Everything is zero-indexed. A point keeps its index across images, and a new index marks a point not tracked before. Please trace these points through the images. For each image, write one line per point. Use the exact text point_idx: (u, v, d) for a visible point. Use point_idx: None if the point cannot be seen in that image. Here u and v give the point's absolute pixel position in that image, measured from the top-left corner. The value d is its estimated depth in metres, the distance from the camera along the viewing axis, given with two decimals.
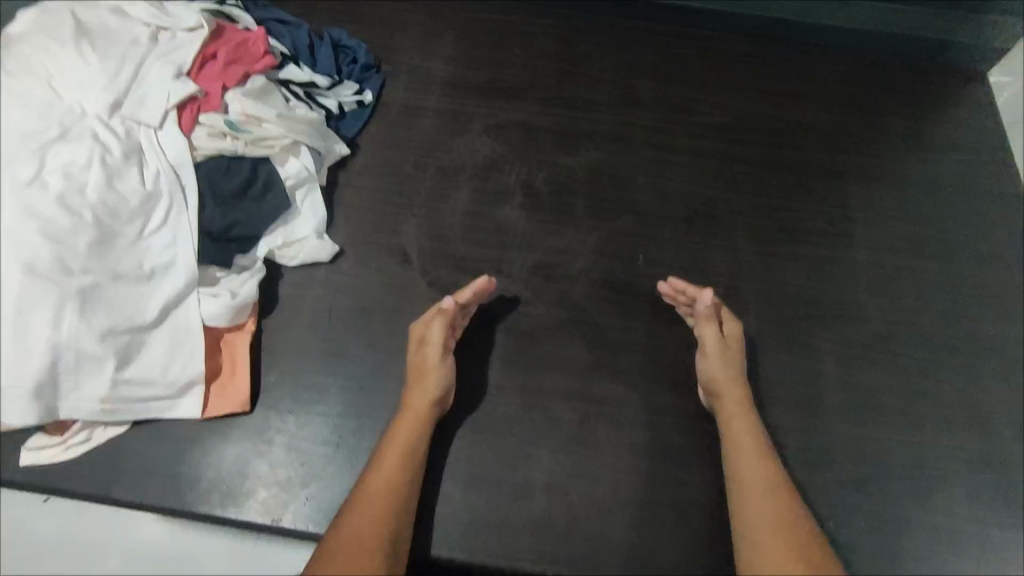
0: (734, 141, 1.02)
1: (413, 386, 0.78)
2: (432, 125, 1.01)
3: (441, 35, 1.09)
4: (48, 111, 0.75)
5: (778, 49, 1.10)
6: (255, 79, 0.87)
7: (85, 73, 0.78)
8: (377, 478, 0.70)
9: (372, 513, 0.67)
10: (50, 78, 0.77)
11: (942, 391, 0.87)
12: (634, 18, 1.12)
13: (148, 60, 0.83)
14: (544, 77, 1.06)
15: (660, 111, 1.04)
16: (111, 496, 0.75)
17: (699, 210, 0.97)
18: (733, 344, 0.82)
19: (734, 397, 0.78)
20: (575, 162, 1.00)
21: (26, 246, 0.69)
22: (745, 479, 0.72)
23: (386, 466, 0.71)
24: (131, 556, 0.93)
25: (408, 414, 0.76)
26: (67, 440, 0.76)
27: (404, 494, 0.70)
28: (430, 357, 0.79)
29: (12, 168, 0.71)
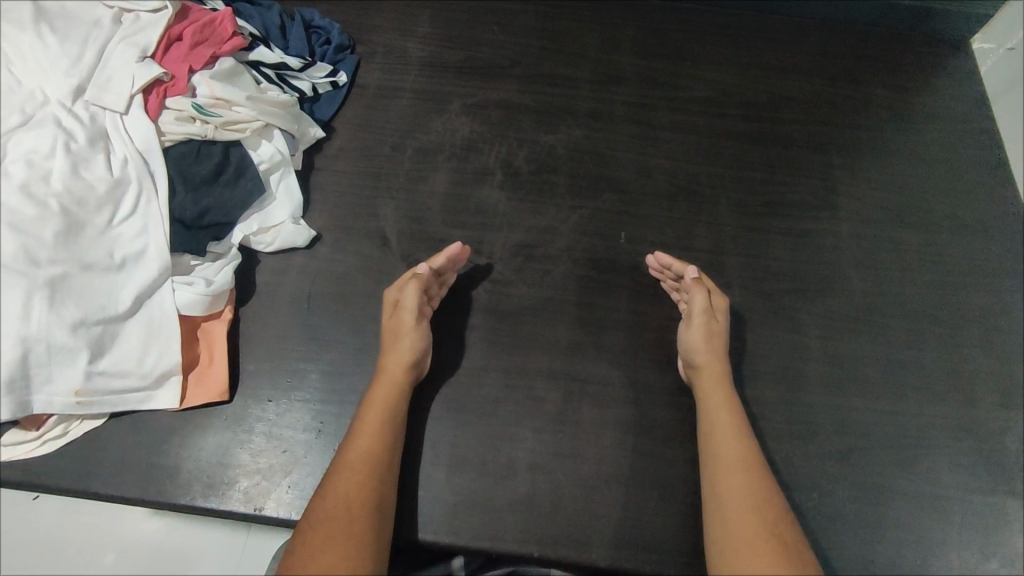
0: (716, 115, 1.01)
1: (390, 347, 0.77)
2: (409, 106, 0.99)
3: (417, 13, 1.06)
4: (9, 98, 0.74)
5: (759, 21, 1.08)
6: (222, 61, 0.84)
7: (45, 57, 0.76)
8: (358, 445, 0.70)
9: (354, 481, 0.67)
10: (9, 63, 0.76)
11: (926, 361, 0.87)
12: None
13: (111, 43, 0.80)
14: (524, 54, 1.04)
15: (641, 86, 1.03)
16: (91, 490, 0.74)
17: (681, 185, 0.96)
18: (719, 317, 0.81)
19: (712, 361, 0.78)
20: (556, 140, 0.98)
21: None
22: (717, 445, 0.73)
23: (366, 433, 0.71)
24: (121, 552, 0.95)
25: (385, 382, 0.75)
26: (43, 435, 0.74)
27: (386, 459, 0.70)
28: (407, 320, 0.78)
29: None
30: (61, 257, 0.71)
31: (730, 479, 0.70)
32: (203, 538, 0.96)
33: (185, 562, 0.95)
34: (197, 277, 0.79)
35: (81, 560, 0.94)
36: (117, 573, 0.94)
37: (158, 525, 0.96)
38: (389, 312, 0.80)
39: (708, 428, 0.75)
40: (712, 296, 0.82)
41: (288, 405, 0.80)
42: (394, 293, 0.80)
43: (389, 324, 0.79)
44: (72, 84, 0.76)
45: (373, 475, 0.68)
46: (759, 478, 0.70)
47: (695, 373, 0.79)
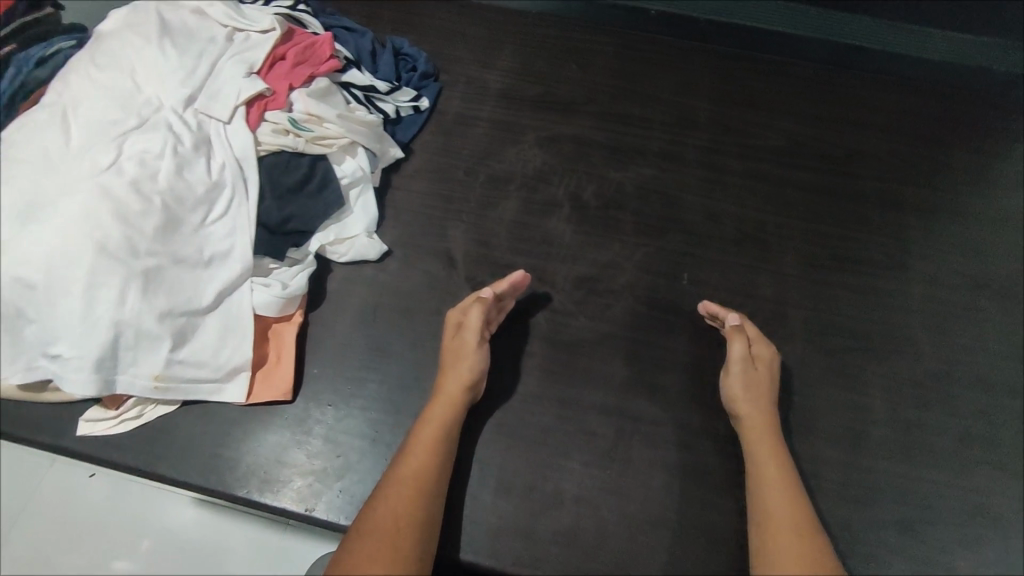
0: (789, 165, 1.01)
1: (450, 367, 0.79)
2: (485, 134, 1.04)
3: (499, 49, 1.12)
4: (129, 103, 0.81)
5: (841, 76, 1.08)
6: (319, 80, 0.90)
7: (165, 69, 0.84)
8: (411, 460, 0.71)
9: (404, 496, 0.68)
10: (133, 72, 0.83)
11: (998, 436, 0.83)
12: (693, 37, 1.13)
13: (222, 59, 0.88)
14: (599, 93, 1.08)
15: (712, 132, 1.04)
16: (157, 473, 0.78)
17: (748, 232, 0.96)
18: (762, 367, 0.80)
19: (760, 412, 0.77)
20: (624, 177, 1.00)
21: (100, 226, 0.73)
22: (768, 503, 0.71)
23: (420, 449, 0.72)
24: (157, 537, 0.99)
25: (441, 400, 0.77)
26: (120, 415, 0.79)
27: (437, 477, 0.71)
28: (469, 342, 0.80)
29: (95, 155, 0.76)
30: (159, 250, 0.77)
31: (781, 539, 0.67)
32: (235, 531, 0.99)
33: (216, 558, 0.98)
34: (273, 279, 0.84)
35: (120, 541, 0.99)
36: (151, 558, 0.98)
37: (194, 514, 1.00)
38: (450, 334, 0.81)
39: (756, 482, 0.73)
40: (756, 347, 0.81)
41: (345, 411, 0.82)
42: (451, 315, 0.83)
43: (451, 346, 0.80)
44: (185, 93, 0.83)
45: (422, 491, 0.69)
46: (813, 541, 0.67)
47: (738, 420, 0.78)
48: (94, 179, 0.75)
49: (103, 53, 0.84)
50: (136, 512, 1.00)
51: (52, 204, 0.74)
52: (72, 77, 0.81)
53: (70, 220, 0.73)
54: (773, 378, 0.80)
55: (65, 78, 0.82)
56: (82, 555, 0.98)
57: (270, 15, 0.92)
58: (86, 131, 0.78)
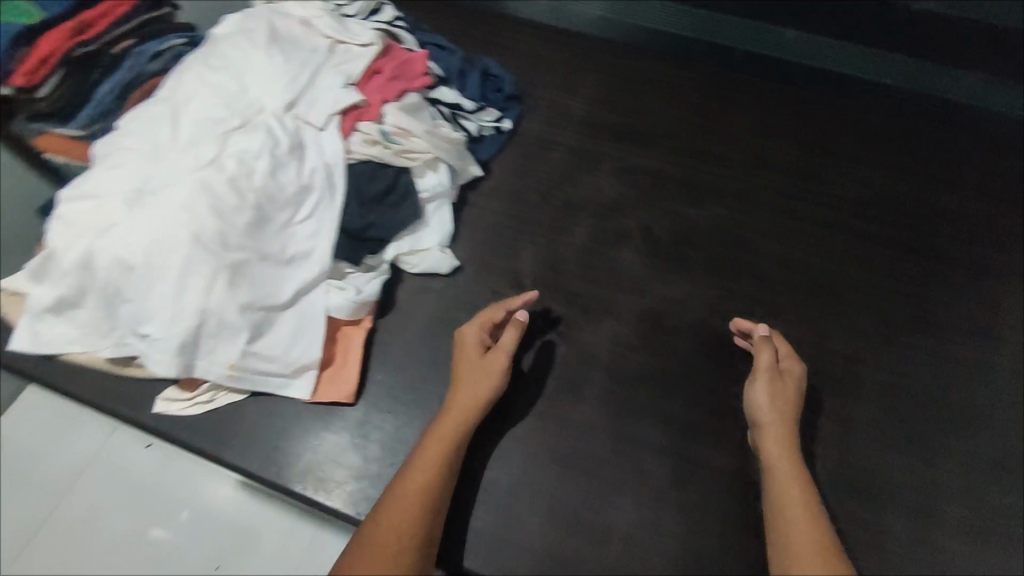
0: (875, 218, 0.97)
1: (472, 383, 0.78)
2: (562, 159, 1.04)
3: (583, 77, 1.14)
4: (236, 104, 0.86)
5: (935, 129, 1.04)
6: (410, 96, 0.93)
7: (271, 74, 0.88)
8: (420, 464, 0.72)
9: (409, 511, 0.68)
10: (242, 75, 0.88)
11: None
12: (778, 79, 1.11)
13: (323, 69, 0.92)
14: (679, 128, 1.07)
15: (796, 176, 1.02)
16: (223, 458, 0.82)
17: (826, 283, 0.93)
18: (789, 381, 0.77)
19: (781, 429, 0.73)
20: (700, 214, 0.99)
21: (197, 218, 0.78)
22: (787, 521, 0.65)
23: (432, 451, 0.73)
24: (198, 511, 0.98)
25: (454, 413, 0.76)
26: (193, 398, 0.82)
27: (441, 493, 0.71)
28: (498, 362, 0.79)
29: (200, 151, 0.81)
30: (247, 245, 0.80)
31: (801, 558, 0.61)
32: (275, 521, 0.98)
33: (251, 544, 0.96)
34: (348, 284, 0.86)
35: (162, 507, 0.99)
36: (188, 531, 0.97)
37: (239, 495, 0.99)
38: (468, 346, 0.81)
39: (775, 499, 0.68)
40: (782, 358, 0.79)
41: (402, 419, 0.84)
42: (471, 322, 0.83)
43: (470, 362, 0.80)
44: (286, 98, 0.87)
45: (427, 506, 0.69)
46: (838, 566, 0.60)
47: (759, 435, 0.74)
48: (197, 173, 0.80)
49: (217, 56, 0.89)
50: (185, 482, 1.00)
51: (158, 193, 0.79)
52: (187, 77, 0.88)
53: (171, 209, 0.78)
54: (796, 395, 0.76)
55: (183, 77, 0.88)
56: (125, 514, 0.98)
57: (371, 31, 0.96)
58: (196, 127, 0.83)
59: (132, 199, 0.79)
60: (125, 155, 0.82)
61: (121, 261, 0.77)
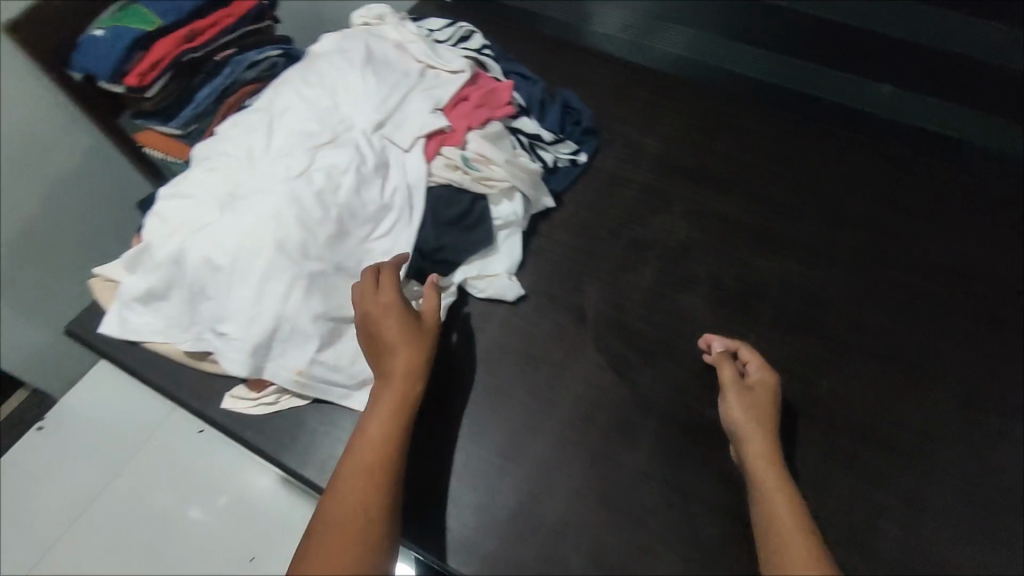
0: (960, 290, 0.95)
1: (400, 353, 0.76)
2: (634, 197, 1.04)
3: (661, 115, 1.13)
4: (327, 120, 0.89)
5: None
6: (493, 124, 0.95)
7: (363, 93, 0.92)
8: (371, 429, 0.71)
9: (358, 489, 0.66)
10: (335, 92, 0.92)
11: None
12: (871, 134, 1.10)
13: (413, 92, 0.95)
14: (757, 175, 1.06)
15: (877, 237, 0.99)
16: (279, 459, 0.84)
17: (899, 352, 0.89)
18: (761, 391, 0.78)
19: (761, 439, 0.73)
20: (773, 266, 0.97)
21: (283, 227, 0.81)
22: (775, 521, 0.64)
23: (380, 417, 0.72)
24: (237, 498, 1.00)
25: (389, 388, 0.74)
26: (259, 399, 0.86)
27: (390, 465, 0.69)
28: (425, 330, 0.79)
29: (291, 162, 0.85)
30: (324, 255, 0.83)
31: (794, 554, 0.60)
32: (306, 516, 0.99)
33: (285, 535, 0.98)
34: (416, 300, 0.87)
35: (203, 491, 1.00)
36: (225, 517, 0.99)
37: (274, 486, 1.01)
38: (395, 314, 0.77)
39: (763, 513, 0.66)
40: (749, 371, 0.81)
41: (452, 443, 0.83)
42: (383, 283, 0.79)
43: (396, 330, 0.76)
44: (375, 117, 0.90)
45: (378, 481, 0.67)
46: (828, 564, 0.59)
47: (742, 449, 0.74)
48: (285, 182, 0.83)
49: (314, 72, 0.94)
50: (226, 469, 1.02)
51: (249, 199, 0.83)
52: (285, 90, 0.92)
53: (258, 214, 0.82)
54: (771, 406, 0.77)
55: (280, 89, 0.93)
56: (168, 493, 1.00)
57: (461, 58, 0.99)
58: (288, 139, 0.87)
59: (223, 202, 0.84)
60: (221, 159, 0.87)
61: (206, 259, 0.81)
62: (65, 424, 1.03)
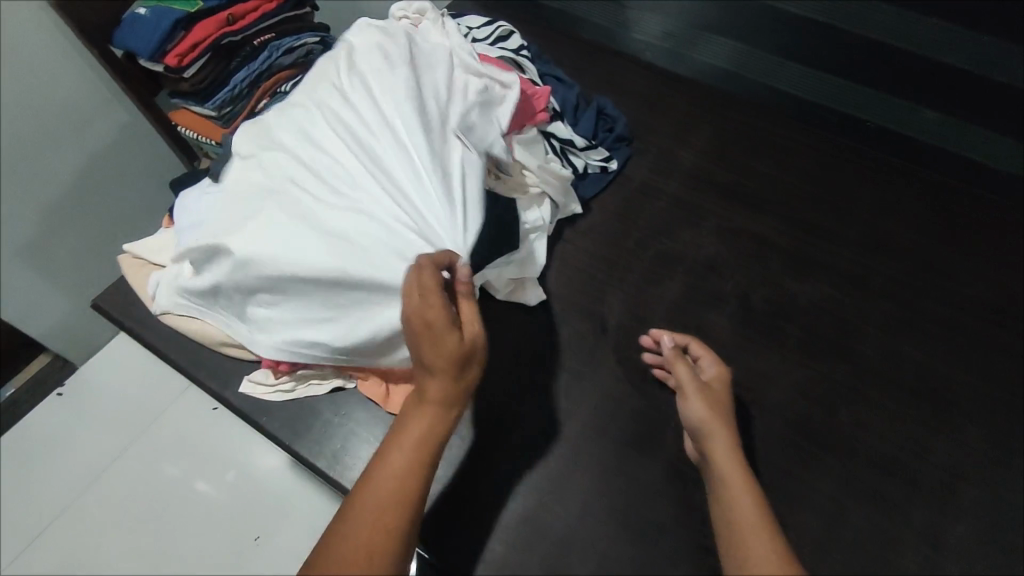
0: (995, 327, 0.92)
1: (436, 379, 0.62)
2: (663, 209, 1.03)
3: (696, 127, 1.12)
4: (380, 122, 0.83)
5: None
6: (528, 129, 0.95)
7: (408, 91, 0.85)
8: (392, 462, 0.60)
9: (362, 549, 0.54)
10: (378, 92, 0.86)
11: None
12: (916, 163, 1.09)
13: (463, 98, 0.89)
14: (791, 195, 1.04)
15: (912, 266, 0.97)
16: (293, 448, 0.85)
17: (928, 386, 0.87)
18: (715, 388, 0.79)
19: (721, 432, 0.73)
20: (801, 288, 0.95)
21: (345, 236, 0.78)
22: (734, 509, 0.64)
23: (404, 453, 0.60)
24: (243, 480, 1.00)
25: (420, 419, 0.62)
26: (277, 385, 0.86)
27: (406, 517, 0.57)
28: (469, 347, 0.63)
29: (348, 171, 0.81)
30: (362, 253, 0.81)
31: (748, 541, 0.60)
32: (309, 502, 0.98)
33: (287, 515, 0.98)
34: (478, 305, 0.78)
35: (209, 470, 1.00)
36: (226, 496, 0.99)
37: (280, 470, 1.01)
38: (439, 331, 0.61)
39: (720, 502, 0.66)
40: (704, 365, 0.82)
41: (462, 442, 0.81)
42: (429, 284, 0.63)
43: (434, 349, 0.61)
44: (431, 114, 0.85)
45: (390, 539, 0.56)
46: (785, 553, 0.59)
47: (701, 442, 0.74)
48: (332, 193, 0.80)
49: (356, 71, 0.87)
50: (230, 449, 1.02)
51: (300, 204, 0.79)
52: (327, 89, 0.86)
53: (314, 223, 0.78)
54: (725, 401, 0.78)
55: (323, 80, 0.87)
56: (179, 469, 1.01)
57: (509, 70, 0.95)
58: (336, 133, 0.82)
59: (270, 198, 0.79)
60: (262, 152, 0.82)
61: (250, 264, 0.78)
62: (85, 393, 1.06)
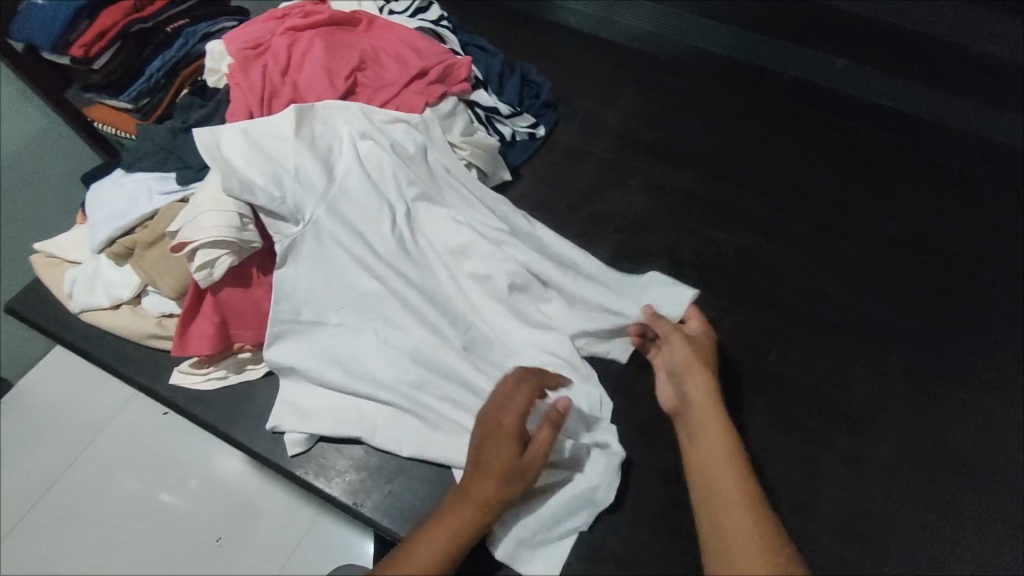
0: (910, 260, 0.97)
1: (490, 476, 0.65)
2: (593, 170, 1.04)
3: (622, 89, 1.13)
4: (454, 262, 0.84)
5: (993, 180, 1.05)
6: (447, 102, 0.93)
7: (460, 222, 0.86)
8: (430, 536, 0.62)
9: None
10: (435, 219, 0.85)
11: None
12: (840, 115, 1.10)
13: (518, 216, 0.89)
14: (716, 149, 1.06)
15: (831, 209, 1.01)
16: (229, 433, 0.83)
17: (850, 322, 0.91)
18: (702, 345, 0.78)
19: (719, 433, 0.69)
20: (728, 238, 0.98)
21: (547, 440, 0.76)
22: (729, 551, 0.61)
23: (442, 528, 0.63)
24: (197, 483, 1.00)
25: (470, 499, 0.65)
26: (209, 373, 0.85)
27: None
28: (528, 464, 0.66)
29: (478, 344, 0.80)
30: (241, 222, 0.74)
31: (737, 545, 0.61)
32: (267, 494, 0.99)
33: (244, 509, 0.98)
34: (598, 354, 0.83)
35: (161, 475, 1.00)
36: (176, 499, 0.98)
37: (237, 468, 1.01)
38: (502, 437, 0.66)
39: (707, 485, 0.66)
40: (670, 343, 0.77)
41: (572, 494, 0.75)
42: (513, 402, 0.68)
43: (498, 454, 0.65)
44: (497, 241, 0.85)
45: None
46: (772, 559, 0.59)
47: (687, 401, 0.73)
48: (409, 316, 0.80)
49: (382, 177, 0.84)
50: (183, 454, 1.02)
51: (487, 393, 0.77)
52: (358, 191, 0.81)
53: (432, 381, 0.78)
54: (710, 355, 0.77)
55: (362, 129, 0.85)
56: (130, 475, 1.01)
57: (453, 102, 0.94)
58: (387, 233, 0.82)
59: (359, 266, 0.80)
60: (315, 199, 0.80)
61: (348, 340, 0.80)
62: (28, 410, 1.04)
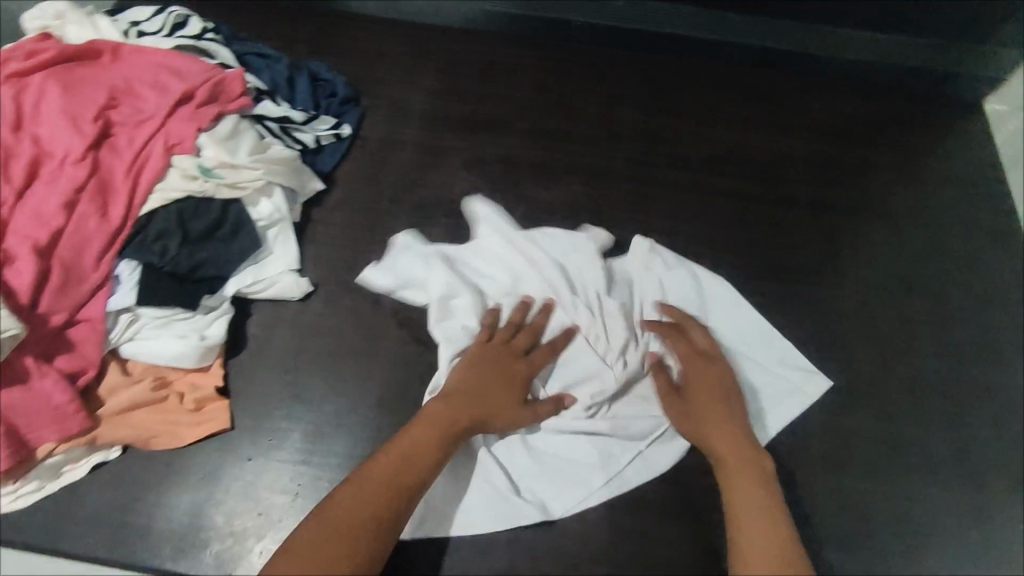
0: (724, 176, 1.01)
1: (496, 390, 0.77)
2: (410, 159, 1.00)
3: (422, 69, 1.09)
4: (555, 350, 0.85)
5: (785, 82, 1.08)
6: (226, 120, 0.85)
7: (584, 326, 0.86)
8: (431, 432, 0.71)
9: (379, 489, 0.64)
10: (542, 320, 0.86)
11: (921, 439, 0.86)
12: (638, 49, 1.11)
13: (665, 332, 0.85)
14: (528, 110, 1.06)
15: (644, 143, 1.03)
16: (61, 548, 0.76)
17: (679, 248, 0.96)
18: (697, 363, 0.81)
19: (739, 445, 0.75)
20: (554, 196, 0.98)
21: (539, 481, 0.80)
22: (741, 521, 0.67)
23: (441, 420, 0.72)
24: None
25: (475, 403, 0.74)
26: (17, 490, 0.75)
27: (414, 481, 0.67)
28: (524, 411, 0.78)
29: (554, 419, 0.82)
30: None
31: (751, 528, 0.66)
32: None
33: None
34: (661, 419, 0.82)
35: None
36: None
37: None
38: (506, 370, 0.79)
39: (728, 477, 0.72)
40: (692, 331, 0.85)
41: (494, 469, 0.80)
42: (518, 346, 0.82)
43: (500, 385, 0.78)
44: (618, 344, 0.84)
45: (398, 496, 0.65)
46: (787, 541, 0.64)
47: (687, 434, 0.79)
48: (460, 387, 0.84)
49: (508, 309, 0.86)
50: None
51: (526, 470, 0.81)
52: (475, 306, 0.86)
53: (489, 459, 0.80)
54: (705, 373, 0.80)
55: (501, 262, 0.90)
56: None
57: (231, 120, 0.85)
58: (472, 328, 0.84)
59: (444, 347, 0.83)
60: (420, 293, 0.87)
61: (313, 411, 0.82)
62: None
